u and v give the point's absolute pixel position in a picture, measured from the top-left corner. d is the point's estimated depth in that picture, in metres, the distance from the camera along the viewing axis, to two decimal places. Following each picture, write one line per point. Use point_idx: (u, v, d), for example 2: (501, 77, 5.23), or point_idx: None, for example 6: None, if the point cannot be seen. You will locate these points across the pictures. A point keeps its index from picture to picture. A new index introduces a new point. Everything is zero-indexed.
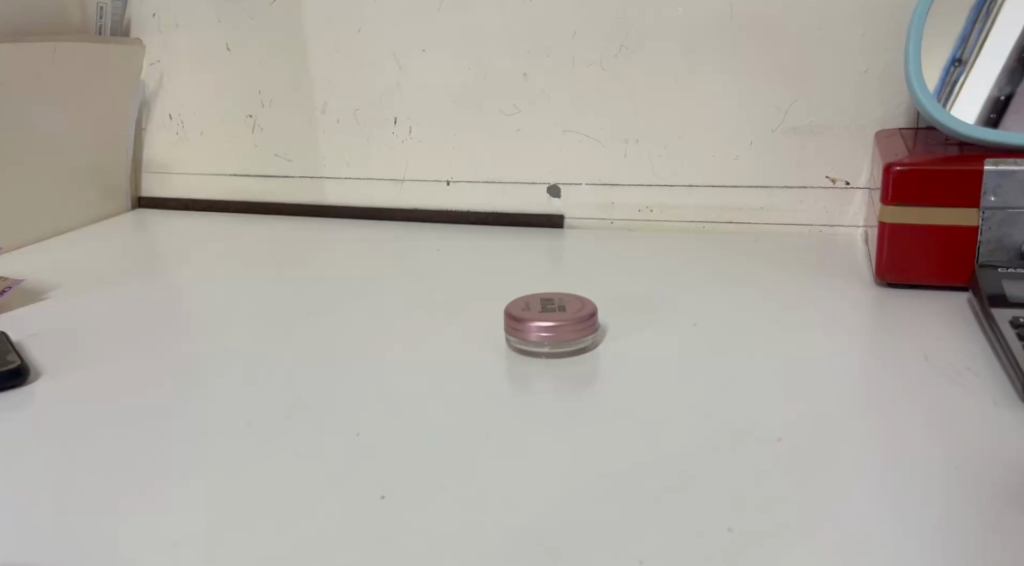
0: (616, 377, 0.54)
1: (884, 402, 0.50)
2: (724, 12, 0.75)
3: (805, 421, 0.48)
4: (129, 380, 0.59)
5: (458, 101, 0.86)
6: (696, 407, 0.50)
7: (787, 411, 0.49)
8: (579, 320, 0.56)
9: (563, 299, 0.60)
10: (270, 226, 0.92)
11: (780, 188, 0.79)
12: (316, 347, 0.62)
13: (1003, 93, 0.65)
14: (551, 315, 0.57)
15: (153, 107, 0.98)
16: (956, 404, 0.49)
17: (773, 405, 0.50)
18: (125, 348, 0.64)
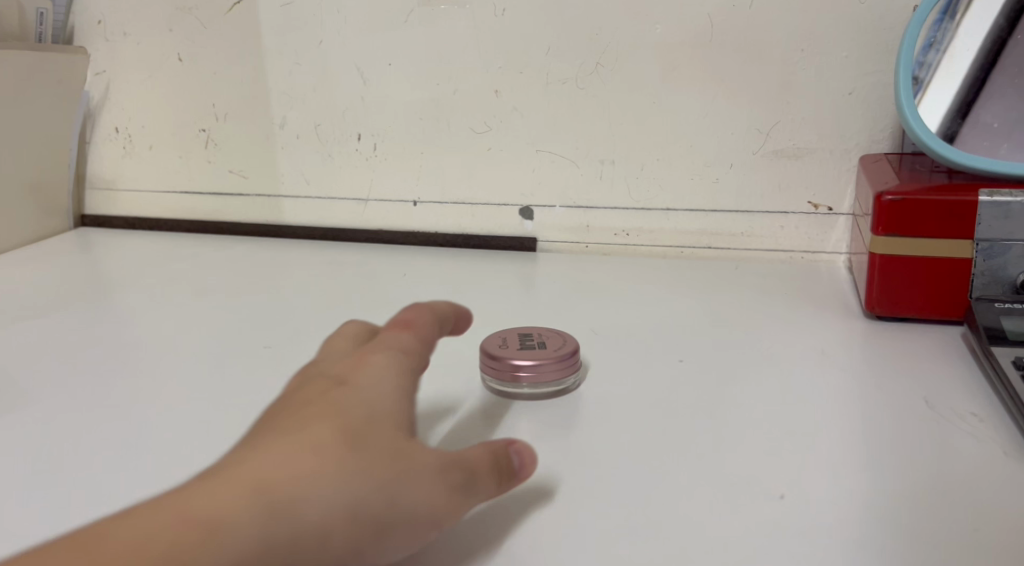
0: (599, 420, 0.51)
1: (888, 452, 0.46)
2: (706, 31, 0.72)
3: (806, 475, 0.45)
4: (65, 425, 0.53)
5: (425, 117, 0.82)
6: (687, 455, 0.47)
7: (785, 462, 0.46)
8: (561, 358, 0.53)
9: (540, 333, 0.57)
10: (225, 248, 0.87)
11: (761, 213, 0.77)
12: (275, 386, 0.57)
13: (965, 101, 0.62)
14: (532, 353, 0.54)
15: (98, 120, 0.92)
16: (963, 453, 0.46)
17: (771, 454, 0.47)
18: (63, 388, 0.58)
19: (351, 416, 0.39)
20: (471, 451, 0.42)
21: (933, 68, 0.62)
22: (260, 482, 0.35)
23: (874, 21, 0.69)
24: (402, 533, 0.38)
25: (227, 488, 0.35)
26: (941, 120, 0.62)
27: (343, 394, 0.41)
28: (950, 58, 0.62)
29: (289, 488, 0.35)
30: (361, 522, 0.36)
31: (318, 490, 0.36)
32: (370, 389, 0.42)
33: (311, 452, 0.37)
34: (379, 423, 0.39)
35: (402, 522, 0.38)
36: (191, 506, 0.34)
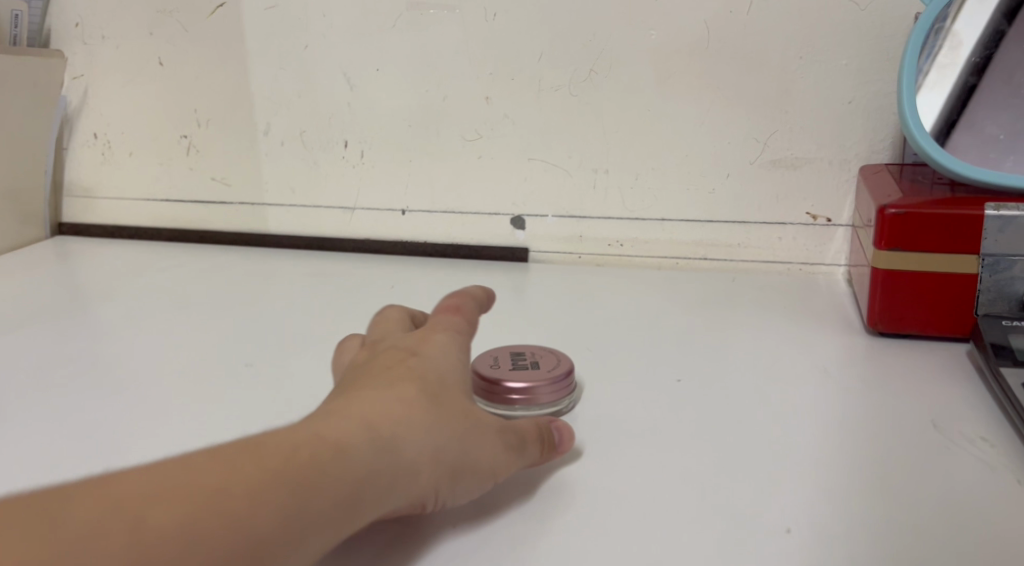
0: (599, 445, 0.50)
1: (895, 485, 0.45)
2: (702, 37, 0.71)
3: (810, 509, 0.43)
4: (34, 449, 0.51)
5: (414, 124, 0.80)
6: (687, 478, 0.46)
7: (789, 495, 0.45)
8: (556, 380, 0.51)
9: (532, 351, 0.55)
10: (208, 258, 0.84)
11: (758, 224, 0.75)
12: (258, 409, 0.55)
13: (959, 97, 0.61)
14: (525, 374, 0.52)
15: (76, 126, 0.89)
16: (972, 488, 0.45)
17: (773, 485, 0.46)
18: (34, 410, 0.56)
19: (433, 373, 0.41)
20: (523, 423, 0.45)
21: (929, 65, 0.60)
22: (361, 424, 0.36)
23: (874, 29, 0.67)
24: (472, 480, 0.40)
25: (332, 425, 0.36)
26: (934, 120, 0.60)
27: (420, 354, 0.42)
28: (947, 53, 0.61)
29: (390, 431, 0.37)
30: (442, 468, 0.38)
31: (415, 433, 0.37)
32: (447, 347, 0.43)
33: (401, 400, 0.38)
34: (456, 380, 0.41)
35: (473, 469, 0.40)
36: (306, 438, 0.34)
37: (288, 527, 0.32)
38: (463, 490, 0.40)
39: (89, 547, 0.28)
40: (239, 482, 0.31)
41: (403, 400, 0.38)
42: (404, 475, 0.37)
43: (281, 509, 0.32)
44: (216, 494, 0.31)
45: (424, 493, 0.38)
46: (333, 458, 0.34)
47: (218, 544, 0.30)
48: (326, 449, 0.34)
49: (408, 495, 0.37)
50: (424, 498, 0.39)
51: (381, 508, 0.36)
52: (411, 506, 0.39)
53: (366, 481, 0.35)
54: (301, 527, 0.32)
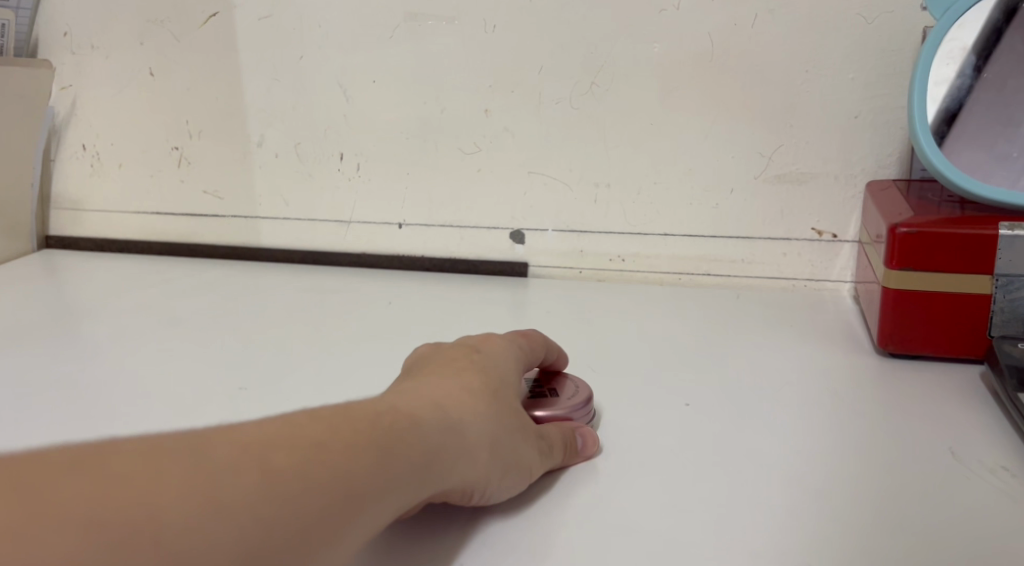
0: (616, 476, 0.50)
1: (914, 520, 0.45)
2: (706, 50, 0.69)
3: (827, 543, 0.44)
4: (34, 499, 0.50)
5: (411, 137, 0.78)
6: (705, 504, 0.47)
7: (804, 528, 0.45)
8: (575, 408, 0.52)
9: (546, 375, 0.56)
10: (200, 273, 0.82)
11: (763, 239, 0.74)
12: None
13: (954, 103, 0.60)
14: (544, 404, 0.52)
15: (64, 136, 0.86)
16: (992, 525, 0.45)
17: (789, 518, 0.46)
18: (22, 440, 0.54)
19: (491, 370, 0.45)
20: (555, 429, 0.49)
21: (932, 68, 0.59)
22: (431, 404, 0.39)
23: (881, 43, 0.66)
24: (517, 472, 0.43)
25: (408, 403, 0.38)
26: (931, 122, 0.59)
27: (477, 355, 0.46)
28: (949, 58, 0.59)
29: (456, 414, 0.39)
30: (497, 456, 0.41)
31: (478, 417, 0.40)
32: (500, 354, 0.47)
33: (464, 388, 0.42)
34: (507, 379, 0.45)
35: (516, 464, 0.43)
36: (387, 409, 0.37)
37: (378, 482, 0.33)
38: (506, 482, 0.43)
39: (204, 476, 0.28)
40: (337, 438, 0.33)
41: (465, 391, 0.41)
42: (468, 455, 0.39)
43: (373, 463, 0.33)
44: (318, 443, 0.32)
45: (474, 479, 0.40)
46: (412, 428, 0.36)
47: (322, 487, 0.31)
48: (406, 420, 0.36)
49: (463, 479, 0.40)
50: (471, 485, 0.41)
51: (442, 487, 0.38)
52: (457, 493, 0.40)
53: (438, 454, 0.37)
54: (387, 485, 0.34)
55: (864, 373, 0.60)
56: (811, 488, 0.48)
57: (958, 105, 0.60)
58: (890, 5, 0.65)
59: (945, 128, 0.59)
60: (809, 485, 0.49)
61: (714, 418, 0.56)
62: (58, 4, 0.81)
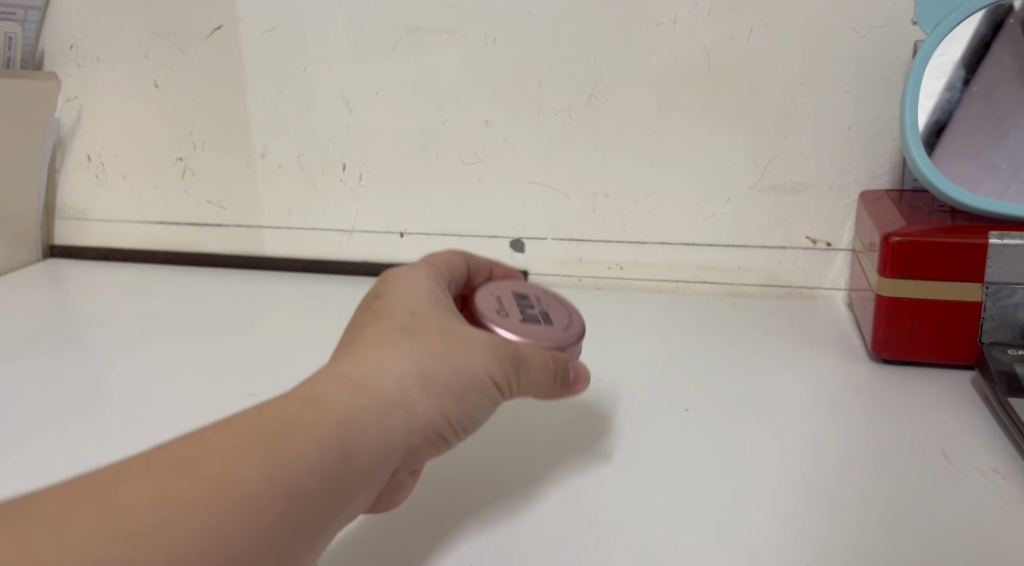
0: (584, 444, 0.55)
1: (906, 525, 0.47)
2: (703, 62, 0.71)
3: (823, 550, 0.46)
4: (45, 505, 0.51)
5: (413, 147, 0.79)
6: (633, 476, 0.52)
7: (798, 533, 0.47)
8: (557, 341, 0.50)
9: (539, 299, 0.55)
10: (204, 282, 0.83)
11: (758, 247, 0.76)
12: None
13: (943, 115, 0.61)
14: (534, 328, 0.51)
15: (70, 147, 0.87)
16: (980, 530, 0.46)
17: (785, 524, 0.48)
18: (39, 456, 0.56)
19: (399, 311, 0.47)
20: (530, 349, 0.48)
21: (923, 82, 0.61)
22: (340, 381, 0.42)
23: (875, 57, 0.68)
24: (479, 393, 0.46)
25: (314, 384, 0.42)
26: (922, 134, 0.61)
27: (380, 300, 0.48)
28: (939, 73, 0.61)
29: (366, 374, 0.43)
30: (434, 385, 0.44)
31: (389, 364, 0.43)
32: (405, 286, 0.49)
33: (377, 343, 0.44)
34: (424, 312, 0.47)
35: (470, 394, 0.45)
36: (286, 401, 0.41)
37: (280, 476, 0.38)
38: (471, 404, 0.45)
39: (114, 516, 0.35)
40: (233, 449, 0.38)
41: (380, 344, 0.44)
42: (392, 404, 0.43)
43: (268, 466, 0.38)
44: (208, 461, 0.38)
45: (428, 423, 0.44)
46: (314, 407, 0.41)
47: (220, 511, 0.37)
48: (308, 404, 0.41)
49: (409, 424, 0.43)
50: (430, 426, 0.44)
51: (382, 438, 0.42)
52: (424, 439, 0.44)
53: (348, 418, 0.41)
54: (294, 472, 0.39)
55: (858, 378, 0.61)
56: (809, 493, 0.50)
57: (948, 117, 0.61)
58: (881, 20, 0.66)
59: (935, 139, 0.61)
60: (807, 488, 0.50)
61: (712, 422, 0.57)
62: (63, 17, 0.82)
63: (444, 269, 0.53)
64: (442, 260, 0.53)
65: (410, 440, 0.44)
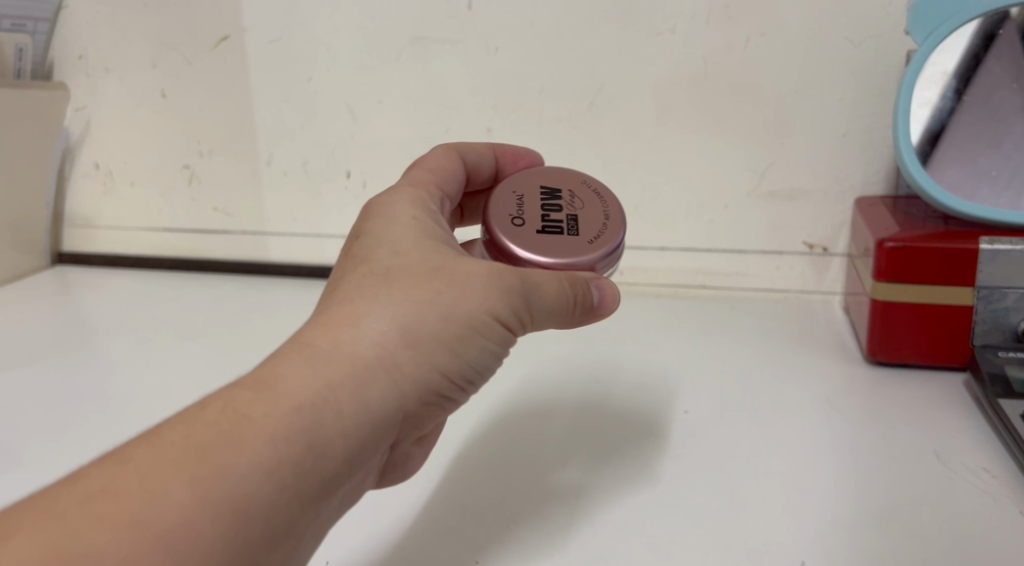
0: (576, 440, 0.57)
1: (897, 520, 0.49)
2: (701, 70, 0.72)
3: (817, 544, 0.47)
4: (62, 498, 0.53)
5: (416, 155, 0.81)
6: (609, 471, 0.54)
7: (792, 528, 0.49)
8: (573, 262, 0.51)
9: (573, 199, 0.55)
10: (211, 288, 0.85)
11: (756, 253, 0.77)
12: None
13: (938, 124, 0.63)
14: (554, 240, 0.52)
15: (78, 156, 0.88)
16: (970, 525, 0.48)
17: (779, 519, 0.49)
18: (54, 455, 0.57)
19: (378, 260, 0.47)
20: (544, 276, 0.48)
21: (914, 92, 0.62)
22: (316, 357, 0.44)
23: (870, 66, 0.69)
24: (470, 345, 0.46)
25: (288, 363, 0.43)
26: (915, 143, 0.63)
27: (362, 240, 0.49)
28: (932, 83, 0.62)
29: (345, 344, 0.44)
30: (417, 341, 0.45)
31: (366, 327, 0.45)
32: (385, 221, 0.49)
33: (355, 307, 0.45)
34: (407, 252, 0.47)
35: (456, 350, 0.46)
36: (235, 394, 0.42)
37: (223, 484, 0.39)
38: (467, 353, 0.47)
39: (67, 527, 0.37)
40: (186, 452, 0.39)
41: (357, 303, 0.45)
42: (369, 371, 0.44)
43: (199, 483, 0.39)
44: (164, 466, 0.39)
45: (421, 382, 0.46)
46: (267, 400, 0.41)
47: (136, 540, 0.37)
48: (258, 397, 0.42)
49: (395, 387, 0.45)
50: (420, 385, 0.46)
51: (367, 404, 0.44)
52: (418, 399, 0.46)
53: (311, 400, 0.42)
54: (242, 476, 0.39)
55: (854, 380, 0.63)
56: (805, 490, 0.51)
57: (941, 126, 0.63)
58: (875, 30, 0.68)
59: (929, 148, 0.63)
60: (804, 485, 0.52)
61: (710, 423, 0.58)
62: (72, 28, 0.83)
63: (432, 189, 0.53)
64: (430, 180, 0.54)
65: (406, 399, 0.45)
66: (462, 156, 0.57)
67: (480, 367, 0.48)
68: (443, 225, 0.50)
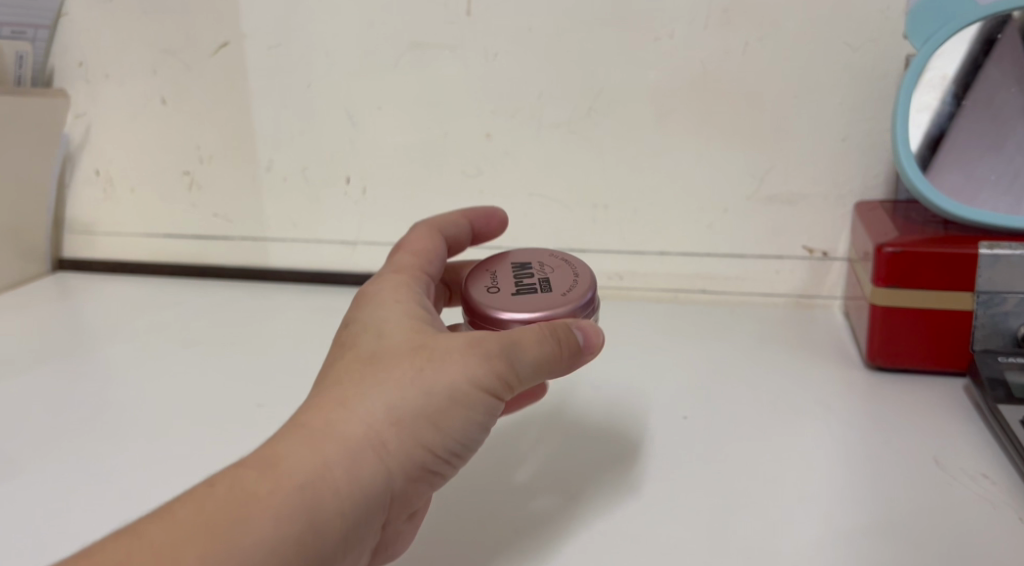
0: (568, 463, 0.55)
1: (899, 527, 0.48)
2: (700, 74, 0.72)
3: (817, 551, 0.47)
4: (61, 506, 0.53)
5: (415, 160, 0.81)
6: (590, 499, 0.52)
7: (791, 534, 0.49)
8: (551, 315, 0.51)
9: (542, 265, 0.56)
10: (211, 294, 0.85)
11: (755, 257, 0.77)
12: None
13: (938, 129, 0.63)
14: (531, 300, 0.52)
15: (79, 162, 0.89)
16: (973, 531, 0.48)
17: (780, 526, 0.49)
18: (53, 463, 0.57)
19: (365, 347, 0.48)
20: (525, 331, 0.47)
21: (914, 97, 0.62)
22: (309, 436, 0.44)
23: (869, 70, 0.69)
24: (460, 417, 0.46)
25: (283, 444, 0.44)
26: (915, 148, 0.62)
27: (351, 328, 0.50)
28: (931, 88, 0.62)
29: (338, 424, 0.44)
30: (405, 421, 0.45)
31: (357, 407, 0.45)
32: (372, 306, 0.50)
33: (346, 388, 0.46)
34: (391, 336, 0.48)
35: (443, 424, 0.46)
36: (241, 472, 0.42)
37: (231, 563, 0.40)
38: (457, 426, 0.46)
39: None
40: (193, 531, 0.40)
41: (349, 384, 0.46)
42: (360, 451, 0.44)
43: (209, 558, 0.40)
44: (173, 546, 0.40)
45: (411, 458, 0.45)
46: (273, 479, 0.42)
47: None
48: (264, 474, 0.42)
49: (383, 467, 0.45)
50: (409, 463, 0.46)
51: (360, 485, 0.44)
52: (413, 472, 0.46)
53: (308, 479, 0.43)
54: (248, 553, 0.40)
55: (855, 386, 0.62)
56: (805, 498, 0.51)
57: (941, 131, 0.63)
58: (874, 34, 0.68)
59: (929, 152, 0.63)
60: (804, 492, 0.52)
61: (711, 429, 0.58)
62: (72, 34, 0.84)
63: (419, 274, 0.53)
64: (414, 263, 0.54)
65: (399, 472, 0.45)
66: (442, 233, 0.57)
67: (471, 440, 0.48)
68: (431, 311, 0.51)
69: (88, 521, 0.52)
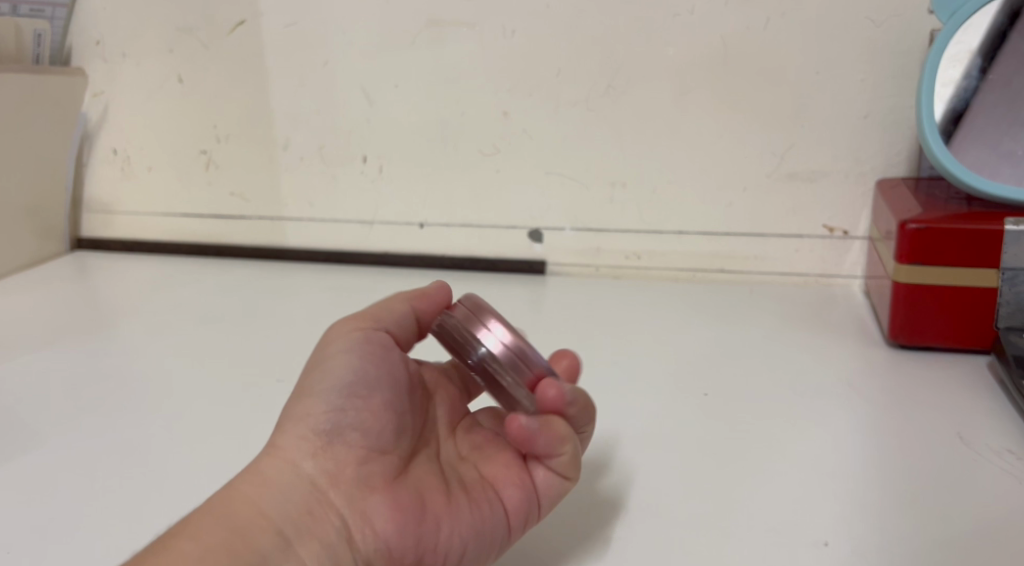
0: (598, 470, 0.53)
1: (923, 500, 0.48)
2: (719, 50, 0.71)
3: (846, 525, 0.47)
4: (88, 481, 0.54)
5: (432, 138, 0.80)
6: (632, 497, 0.50)
7: (814, 508, 0.49)
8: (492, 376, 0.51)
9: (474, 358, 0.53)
10: (229, 273, 0.85)
11: (775, 237, 0.76)
12: None
13: (961, 103, 0.62)
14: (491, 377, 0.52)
15: (96, 141, 0.89)
16: (999, 505, 0.48)
17: (802, 501, 0.49)
18: (79, 438, 0.58)
19: None
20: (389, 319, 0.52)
21: (939, 70, 0.61)
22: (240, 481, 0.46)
23: (891, 45, 0.68)
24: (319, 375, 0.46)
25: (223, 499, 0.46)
26: (939, 121, 0.62)
27: None
28: (955, 62, 0.61)
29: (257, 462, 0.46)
30: (286, 415, 0.46)
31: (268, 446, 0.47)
32: None
33: None
34: None
35: (308, 392, 0.46)
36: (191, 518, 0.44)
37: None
38: (319, 382, 0.46)
39: None
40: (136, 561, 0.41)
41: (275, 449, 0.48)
42: (257, 461, 0.45)
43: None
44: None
45: (303, 438, 0.45)
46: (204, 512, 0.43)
47: None
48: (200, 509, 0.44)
49: (287, 461, 0.44)
50: (302, 439, 0.45)
51: (272, 482, 0.44)
52: (319, 452, 0.45)
53: (223, 501, 0.43)
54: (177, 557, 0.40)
55: (876, 364, 0.62)
56: (829, 476, 0.51)
57: (965, 105, 0.62)
58: (898, 9, 0.67)
59: (954, 126, 0.62)
60: (829, 472, 0.51)
61: (730, 407, 0.58)
62: (89, 13, 0.84)
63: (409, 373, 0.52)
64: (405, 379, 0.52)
65: (306, 455, 0.45)
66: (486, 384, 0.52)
67: (345, 380, 0.46)
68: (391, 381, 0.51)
69: (114, 495, 0.52)
